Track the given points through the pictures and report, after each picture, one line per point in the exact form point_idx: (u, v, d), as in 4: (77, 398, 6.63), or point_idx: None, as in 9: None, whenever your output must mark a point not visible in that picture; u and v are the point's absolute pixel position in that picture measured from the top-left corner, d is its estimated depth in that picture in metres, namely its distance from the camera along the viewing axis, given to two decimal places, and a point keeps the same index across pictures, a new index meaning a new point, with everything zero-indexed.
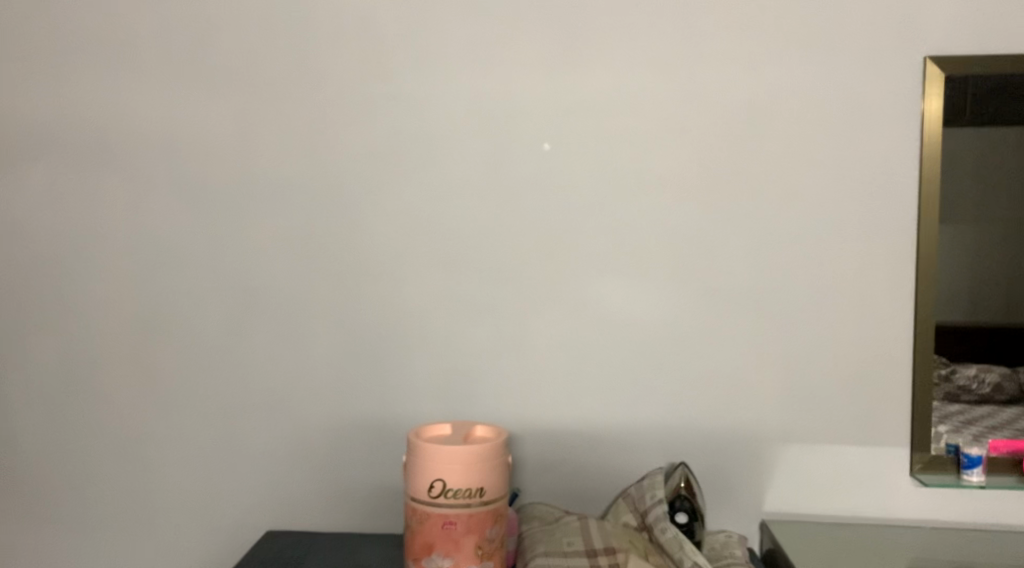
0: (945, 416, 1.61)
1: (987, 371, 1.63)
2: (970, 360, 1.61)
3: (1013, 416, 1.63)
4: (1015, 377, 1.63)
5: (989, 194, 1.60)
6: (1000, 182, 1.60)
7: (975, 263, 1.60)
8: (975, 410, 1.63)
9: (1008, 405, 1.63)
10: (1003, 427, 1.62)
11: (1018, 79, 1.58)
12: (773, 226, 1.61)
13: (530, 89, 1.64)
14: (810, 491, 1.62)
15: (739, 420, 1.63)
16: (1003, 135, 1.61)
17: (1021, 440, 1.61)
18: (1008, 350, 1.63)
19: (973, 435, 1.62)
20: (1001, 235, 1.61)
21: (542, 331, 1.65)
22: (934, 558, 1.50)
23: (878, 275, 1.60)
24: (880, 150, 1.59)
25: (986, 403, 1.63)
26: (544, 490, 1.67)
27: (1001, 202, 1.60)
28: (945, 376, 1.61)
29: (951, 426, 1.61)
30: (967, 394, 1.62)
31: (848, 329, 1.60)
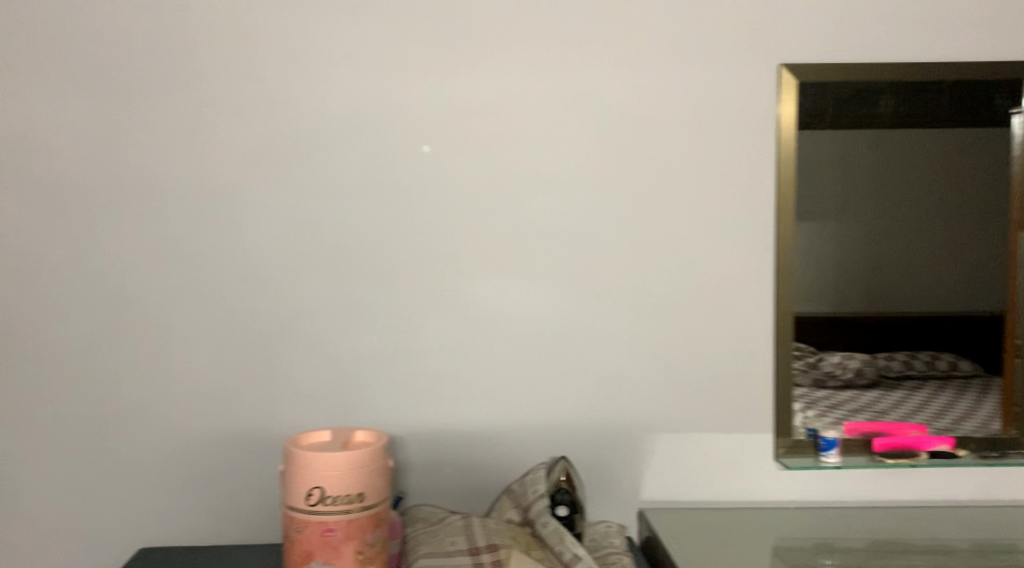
0: (811, 402, 1.71)
1: (849, 358, 1.73)
2: (834, 348, 1.72)
3: (872, 399, 1.73)
4: (874, 363, 1.74)
5: (848, 193, 1.71)
6: (859, 181, 1.72)
7: (836, 257, 1.71)
8: (839, 395, 1.73)
9: (869, 388, 1.74)
10: (863, 410, 1.72)
11: (870, 85, 1.69)
12: (647, 226, 1.67)
13: (413, 90, 1.64)
14: (684, 479, 1.69)
15: (618, 414, 1.68)
16: (860, 137, 1.71)
17: (877, 422, 1.71)
18: (867, 338, 1.73)
19: (836, 418, 1.71)
20: (862, 230, 1.72)
21: (425, 332, 1.66)
22: (797, 537, 1.59)
23: (742, 271, 1.68)
24: (742, 151, 1.67)
25: (849, 388, 1.73)
26: (429, 491, 1.68)
27: (860, 200, 1.72)
28: (812, 364, 1.71)
29: (817, 411, 1.71)
30: (832, 380, 1.73)
31: (716, 322, 1.68)
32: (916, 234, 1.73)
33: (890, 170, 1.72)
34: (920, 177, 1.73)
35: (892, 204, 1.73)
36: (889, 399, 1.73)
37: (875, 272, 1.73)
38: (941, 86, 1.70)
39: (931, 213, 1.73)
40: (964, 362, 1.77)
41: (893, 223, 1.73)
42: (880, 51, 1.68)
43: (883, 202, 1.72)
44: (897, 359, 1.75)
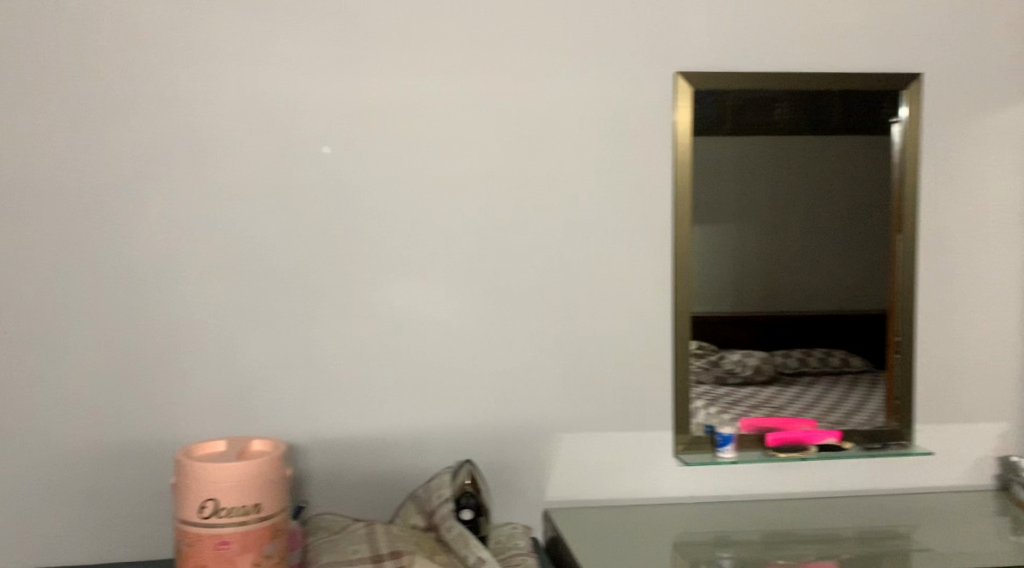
0: (712, 398, 1.75)
1: (748, 355, 1.76)
2: (734, 346, 1.75)
3: (770, 395, 1.76)
4: (772, 359, 1.76)
5: (741, 195, 1.73)
6: (757, 181, 1.73)
7: (730, 257, 1.73)
8: (739, 392, 1.76)
9: (767, 384, 1.76)
10: (761, 405, 1.75)
11: (764, 94, 1.71)
12: (548, 229, 1.67)
13: (310, 91, 1.60)
14: (587, 478, 1.72)
15: (521, 415, 1.69)
16: (757, 139, 1.72)
17: (773, 418, 1.74)
18: (765, 334, 1.76)
19: (735, 415, 1.74)
20: (760, 229, 1.74)
21: (324, 337, 1.63)
22: (696, 531, 1.64)
23: (641, 273, 1.71)
24: (640, 156, 1.69)
25: (748, 384, 1.76)
26: (332, 499, 1.65)
27: (759, 200, 1.73)
28: (713, 362, 1.74)
29: (718, 408, 1.75)
30: (733, 377, 1.76)
31: (616, 323, 1.71)
32: (813, 233, 1.75)
33: (782, 170, 1.73)
34: (814, 176, 1.74)
35: (790, 203, 1.74)
36: (786, 395, 1.76)
37: (773, 270, 1.75)
38: (830, 95, 1.72)
39: (822, 212, 1.75)
40: (856, 358, 1.77)
41: (786, 223, 1.75)
42: (774, 61, 1.70)
43: (781, 201, 1.74)
44: (793, 356, 1.77)
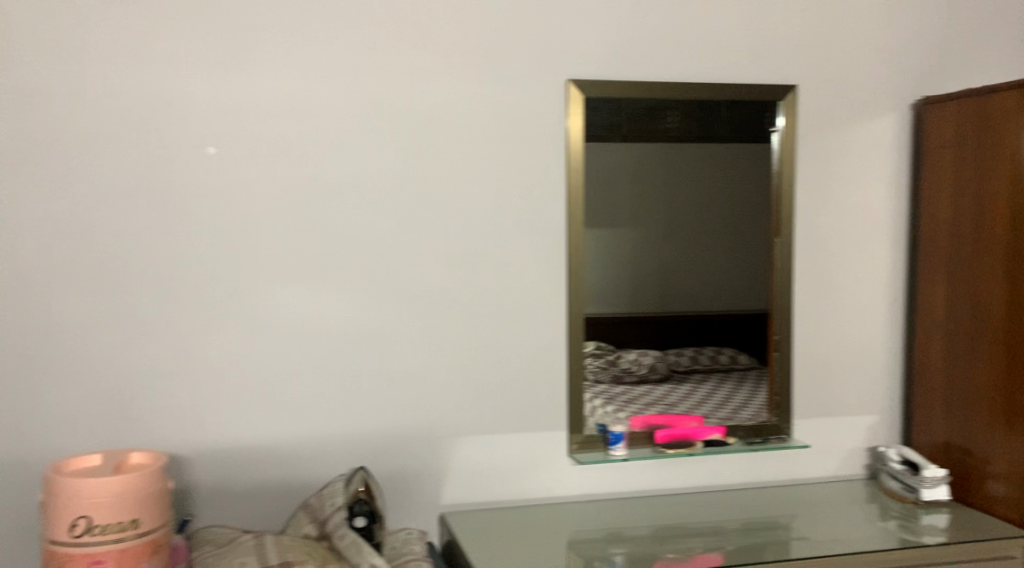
0: (609, 397, 1.78)
1: (643, 354, 1.80)
2: (630, 346, 1.79)
3: (664, 393, 1.80)
4: (666, 358, 1.81)
5: (633, 199, 1.76)
6: (651, 185, 1.77)
7: (625, 259, 1.77)
8: (635, 390, 1.79)
9: (661, 382, 1.80)
10: (655, 403, 1.79)
11: (662, 102, 1.74)
12: (442, 233, 1.67)
13: (193, 89, 1.55)
14: (483, 481, 1.72)
15: (416, 420, 1.68)
16: (651, 145, 1.76)
17: (668, 415, 1.78)
18: (658, 334, 1.80)
19: (630, 413, 1.78)
20: (655, 231, 1.78)
21: (210, 344, 1.58)
22: (589, 529, 1.67)
23: (535, 276, 1.72)
24: (533, 161, 1.71)
25: (643, 383, 1.80)
26: (219, 510, 1.59)
27: (653, 203, 1.78)
28: (611, 361, 1.78)
29: (615, 407, 1.78)
30: (629, 375, 1.79)
31: (511, 326, 1.72)
32: (705, 235, 1.80)
33: (674, 174, 1.78)
34: (705, 181, 1.79)
35: (682, 206, 1.79)
36: (678, 392, 1.80)
37: (667, 272, 1.80)
38: (721, 105, 1.77)
39: (711, 215, 1.80)
40: (744, 355, 1.83)
41: (676, 226, 1.79)
42: (664, 72, 1.74)
43: (675, 204, 1.79)
44: (685, 354, 1.82)
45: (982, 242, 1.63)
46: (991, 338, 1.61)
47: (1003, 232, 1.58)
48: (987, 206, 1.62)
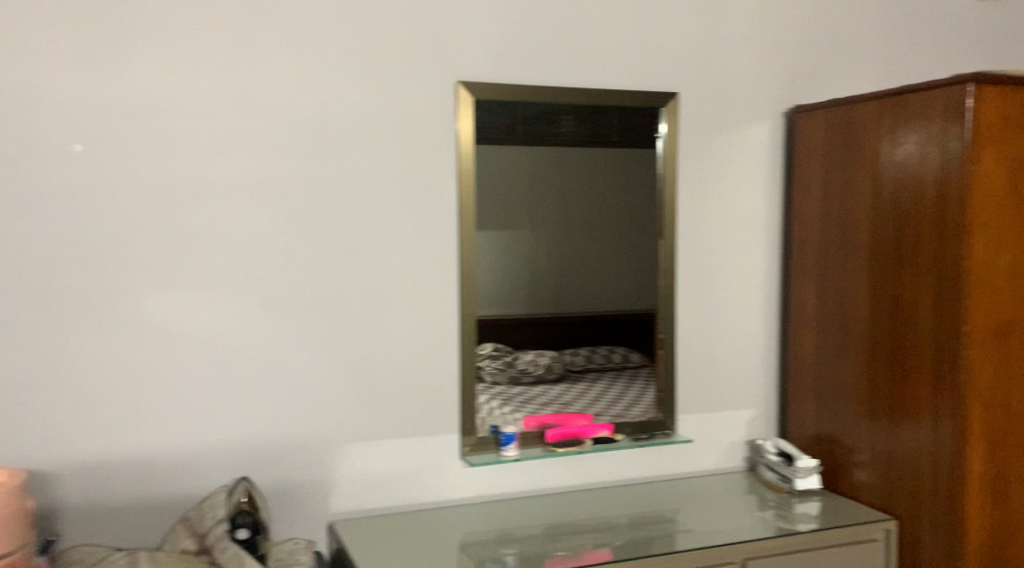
0: (507, 398, 1.79)
1: (539, 355, 1.80)
2: (527, 346, 1.79)
3: (558, 393, 1.81)
4: (562, 358, 1.82)
5: (525, 200, 1.77)
6: (546, 187, 1.78)
7: (519, 261, 1.77)
8: (532, 391, 1.80)
9: (557, 381, 1.81)
10: (551, 403, 1.80)
11: (551, 107, 1.76)
12: (329, 234, 1.63)
13: (58, 82, 1.45)
14: (373, 487, 1.70)
15: (302, 427, 1.64)
16: (546, 147, 1.77)
17: (563, 414, 1.81)
18: (552, 334, 1.81)
19: (529, 413, 1.79)
20: (551, 233, 1.79)
21: (77, 353, 1.49)
22: (481, 531, 1.66)
23: (425, 279, 1.71)
24: (422, 163, 1.69)
25: (540, 383, 1.80)
26: (89, 529, 1.51)
27: (549, 204, 1.79)
28: (508, 362, 1.78)
29: (514, 408, 1.78)
30: (526, 376, 1.79)
31: (401, 329, 1.70)
32: (600, 236, 1.83)
33: (564, 176, 1.79)
34: (598, 184, 1.82)
35: (576, 208, 1.81)
36: (573, 392, 1.82)
37: (563, 274, 1.81)
38: (611, 110, 1.80)
39: (600, 217, 1.82)
40: (635, 354, 1.87)
41: (567, 227, 1.80)
42: (552, 77, 1.77)
43: (570, 206, 1.80)
44: (580, 354, 1.83)
45: (847, 243, 1.73)
46: (856, 334, 1.71)
47: (866, 234, 1.68)
48: (852, 209, 1.72)
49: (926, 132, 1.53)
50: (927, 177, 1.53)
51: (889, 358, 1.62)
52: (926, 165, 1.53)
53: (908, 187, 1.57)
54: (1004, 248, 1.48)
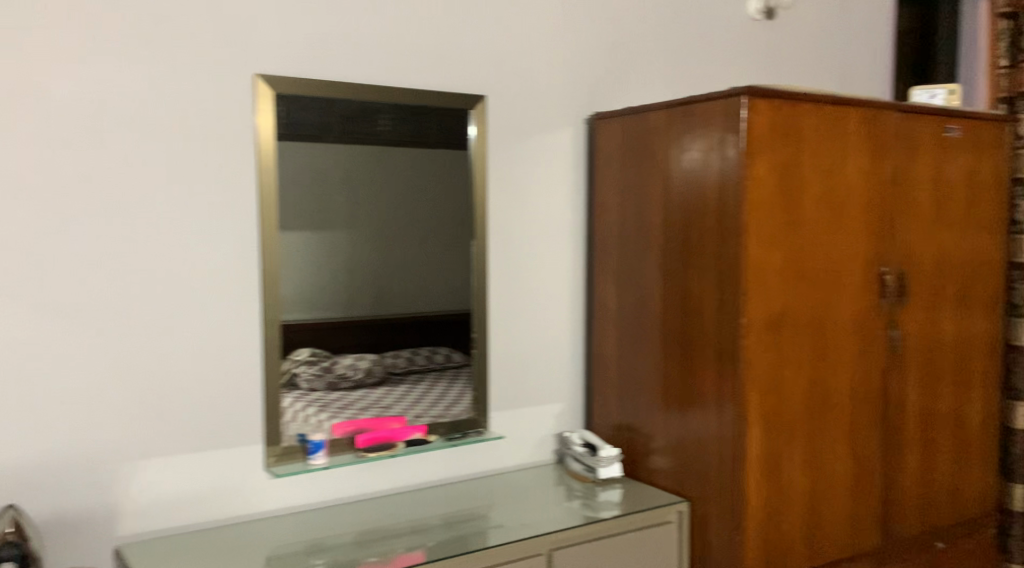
0: (325, 404, 1.72)
1: (360, 358, 1.76)
2: (346, 350, 1.74)
3: (378, 397, 1.77)
4: (382, 361, 1.78)
5: (338, 200, 1.70)
6: (366, 187, 1.73)
7: (332, 263, 1.70)
8: (350, 395, 1.75)
9: (378, 385, 1.78)
10: (369, 407, 1.76)
11: (371, 104, 1.72)
12: (108, 234, 1.50)
13: None
14: (167, 505, 1.57)
15: (81, 444, 1.50)
16: (362, 146, 1.72)
17: (377, 420, 1.77)
18: (368, 337, 1.76)
19: (348, 417, 1.74)
20: (372, 234, 1.74)
21: None
22: (289, 542, 1.58)
23: (221, 281, 1.61)
24: (215, 158, 1.58)
25: (360, 388, 1.76)
26: None
27: (367, 204, 1.73)
28: (326, 367, 1.72)
29: (331, 414, 1.73)
30: (344, 382, 1.74)
31: (194, 335, 1.59)
32: (420, 236, 1.80)
33: (375, 177, 1.74)
34: (417, 183, 1.78)
35: (396, 209, 1.77)
36: (394, 395, 1.79)
37: (384, 276, 1.77)
38: (433, 110, 1.79)
39: (421, 217, 1.79)
40: (457, 353, 1.86)
41: (381, 229, 1.75)
42: (359, 74, 1.71)
43: (390, 205, 1.76)
44: (402, 356, 1.81)
45: (641, 243, 1.84)
46: (652, 328, 1.81)
47: (659, 234, 1.79)
48: (646, 211, 1.82)
49: (708, 140, 1.65)
50: (710, 182, 1.65)
51: (681, 350, 1.73)
52: (708, 171, 1.65)
53: (694, 190, 1.69)
54: (775, 247, 1.62)
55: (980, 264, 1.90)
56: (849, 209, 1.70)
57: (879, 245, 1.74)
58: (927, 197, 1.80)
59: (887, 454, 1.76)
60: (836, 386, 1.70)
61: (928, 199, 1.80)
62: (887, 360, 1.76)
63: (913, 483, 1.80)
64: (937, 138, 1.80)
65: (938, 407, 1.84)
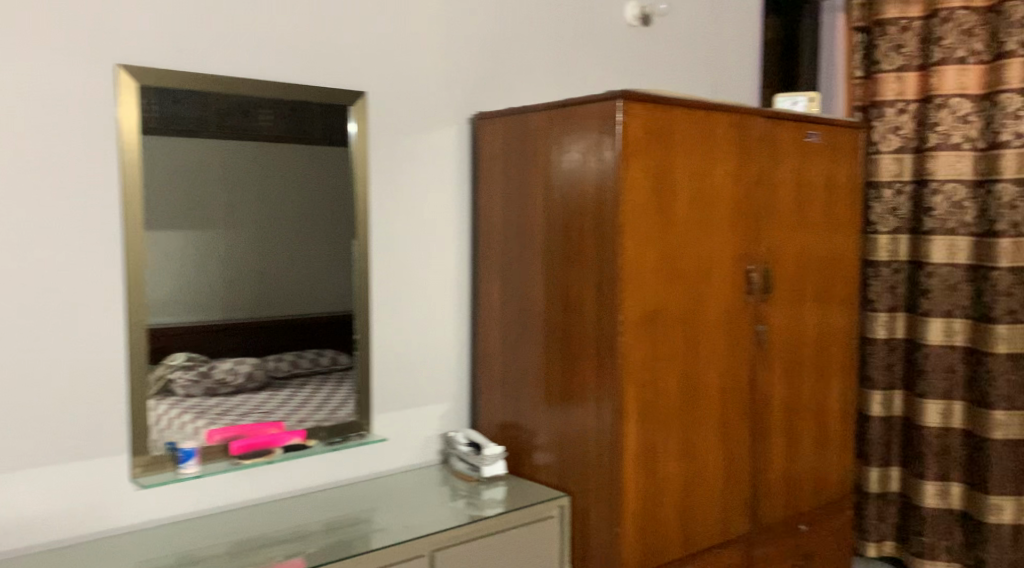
0: (202, 410, 1.64)
1: (240, 362, 1.69)
2: (224, 354, 1.66)
3: (260, 401, 1.71)
4: (264, 365, 1.72)
5: (212, 199, 1.62)
6: (244, 184, 1.66)
7: (203, 263, 1.61)
8: (231, 400, 1.68)
9: (259, 390, 1.71)
10: (251, 412, 1.69)
11: (250, 99, 1.65)
12: None
13: None
14: (17, 523, 1.45)
15: None
16: (239, 143, 1.64)
17: (254, 426, 1.69)
18: (249, 340, 1.70)
19: (227, 424, 1.66)
20: (250, 234, 1.67)
21: None
22: (156, 556, 1.48)
23: (79, 281, 1.49)
24: (69, 151, 1.47)
25: (240, 393, 1.69)
26: None
27: (244, 202, 1.66)
28: (205, 372, 1.64)
29: (208, 420, 1.64)
30: (223, 386, 1.67)
31: (49, 339, 1.47)
32: (300, 235, 1.73)
33: (249, 173, 1.66)
34: (298, 182, 1.72)
35: (275, 208, 1.70)
36: (276, 400, 1.73)
37: (264, 277, 1.70)
38: (316, 108, 1.73)
39: (303, 216, 1.73)
40: (344, 355, 1.81)
41: (256, 228, 1.68)
42: (233, 66, 1.63)
43: (269, 204, 1.69)
44: (285, 359, 1.75)
45: (523, 241, 1.85)
46: (535, 326, 1.83)
47: (541, 233, 1.80)
48: (527, 211, 1.83)
49: (586, 142, 1.68)
50: (588, 182, 1.68)
51: (562, 348, 1.76)
52: (587, 172, 1.68)
53: (573, 190, 1.72)
54: (649, 246, 1.67)
55: (838, 262, 2.02)
56: (718, 210, 1.77)
57: (746, 244, 1.83)
58: (790, 199, 1.90)
59: (754, 443, 1.85)
60: (707, 378, 1.77)
61: (791, 200, 1.90)
62: (754, 353, 1.85)
63: (779, 471, 1.89)
64: (799, 143, 1.90)
65: (801, 398, 1.94)
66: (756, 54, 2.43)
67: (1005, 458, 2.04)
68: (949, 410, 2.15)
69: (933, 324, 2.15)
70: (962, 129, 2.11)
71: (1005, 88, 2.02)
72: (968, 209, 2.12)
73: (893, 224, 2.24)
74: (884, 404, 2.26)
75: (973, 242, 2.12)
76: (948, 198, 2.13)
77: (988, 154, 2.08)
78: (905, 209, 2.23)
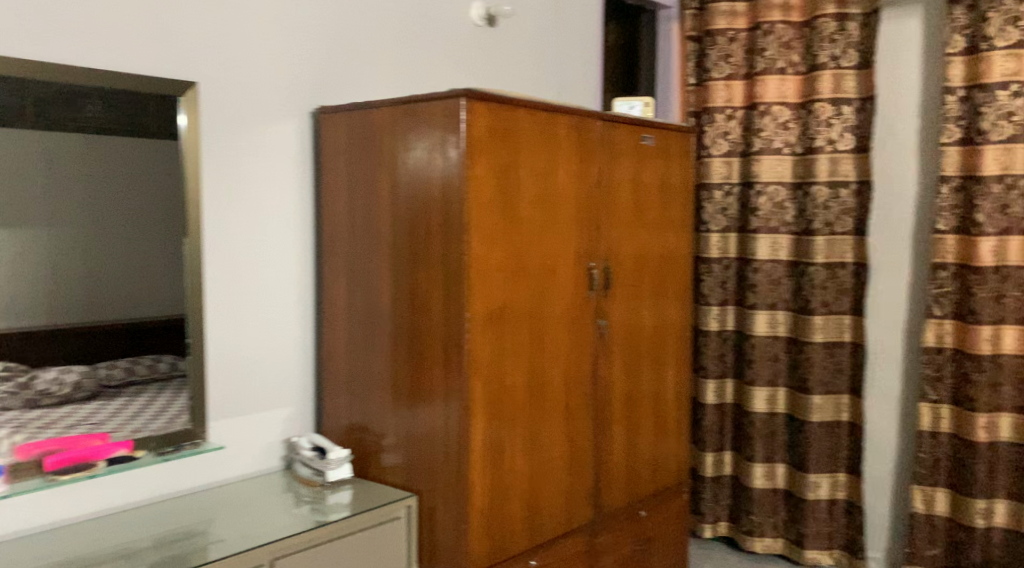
0: (18, 424, 1.48)
1: (65, 372, 1.54)
2: (46, 363, 1.51)
3: (89, 412, 1.57)
4: (94, 374, 1.58)
5: (24, 196, 1.46)
6: (69, 179, 1.52)
7: (19, 266, 1.45)
8: (54, 412, 1.53)
9: (89, 400, 1.58)
10: (79, 423, 1.56)
11: (74, 89, 1.52)
12: None
13: None
14: None
15: None
16: (63, 136, 1.51)
17: (74, 439, 1.54)
18: (76, 347, 1.55)
19: (47, 438, 1.51)
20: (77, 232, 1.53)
21: None
22: None
23: None
24: None
25: (65, 404, 1.54)
26: None
27: (71, 199, 1.52)
28: (21, 385, 1.48)
29: (25, 435, 1.48)
30: (46, 398, 1.52)
31: None
32: (132, 233, 1.61)
33: (73, 166, 1.52)
34: (133, 178, 1.60)
35: (104, 206, 1.56)
36: (107, 411, 1.60)
37: (94, 280, 1.56)
38: (150, 101, 1.62)
39: (138, 215, 1.61)
40: (184, 362, 1.70)
41: (82, 226, 1.53)
42: (47, 52, 1.50)
43: (99, 200, 1.56)
44: (118, 367, 1.61)
45: (370, 237, 1.79)
46: (382, 327, 1.79)
47: (388, 232, 1.75)
48: (371, 209, 1.79)
49: (430, 140, 1.66)
50: (432, 181, 1.67)
51: (408, 347, 1.73)
52: (432, 170, 1.66)
53: (417, 189, 1.69)
54: (494, 244, 1.68)
55: (673, 259, 2.13)
56: (560, 209, 1.82)
57: (587, 243, 1.88)
58: (627, 199, 1.98)
59: (597, 435, 1.91)
60: (551, 373, 1.81)
61: (628, 200, 1.99)
62: (595, 347, 1.91)
63: (620, 459, 1.97)
64: (635, 146, 1.99)
65: (640, 388, 2.03)
66: (597, 59, 2.51)
67: (821, 438, 2.24)
68: (774, 396, 2.33)
69: (759, 316, 2.33)
70: (783, 136, 2.29)
71: (818, 98, 2.20)
72: (787, 210, 2.30)
73: (724, 223, 2.40)
74: (717, 392, 2.42)
75: (792, 240, 2.31)
76: (771, 199, 2.31)
77: (804, 159, 2.26)
78: (733, 208, 2.40)
